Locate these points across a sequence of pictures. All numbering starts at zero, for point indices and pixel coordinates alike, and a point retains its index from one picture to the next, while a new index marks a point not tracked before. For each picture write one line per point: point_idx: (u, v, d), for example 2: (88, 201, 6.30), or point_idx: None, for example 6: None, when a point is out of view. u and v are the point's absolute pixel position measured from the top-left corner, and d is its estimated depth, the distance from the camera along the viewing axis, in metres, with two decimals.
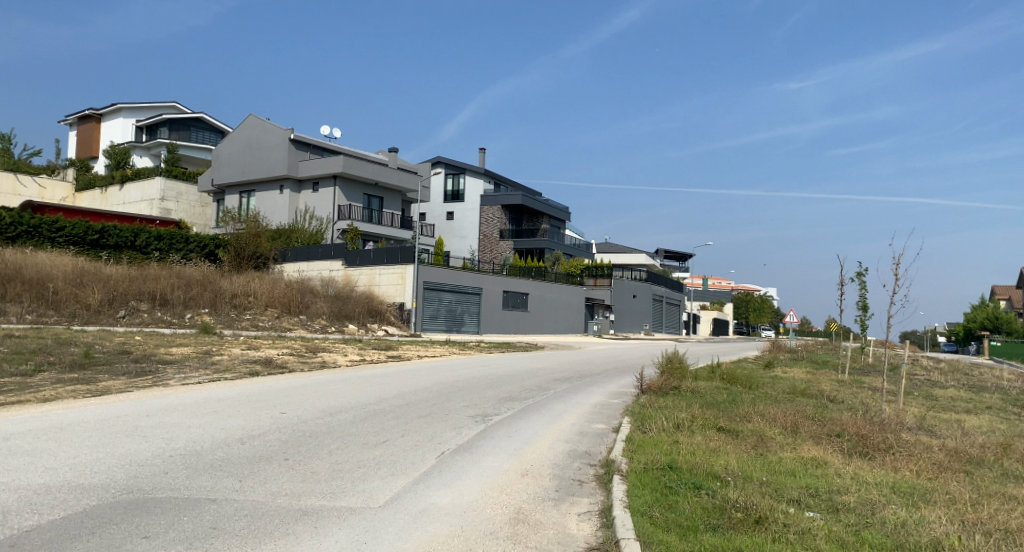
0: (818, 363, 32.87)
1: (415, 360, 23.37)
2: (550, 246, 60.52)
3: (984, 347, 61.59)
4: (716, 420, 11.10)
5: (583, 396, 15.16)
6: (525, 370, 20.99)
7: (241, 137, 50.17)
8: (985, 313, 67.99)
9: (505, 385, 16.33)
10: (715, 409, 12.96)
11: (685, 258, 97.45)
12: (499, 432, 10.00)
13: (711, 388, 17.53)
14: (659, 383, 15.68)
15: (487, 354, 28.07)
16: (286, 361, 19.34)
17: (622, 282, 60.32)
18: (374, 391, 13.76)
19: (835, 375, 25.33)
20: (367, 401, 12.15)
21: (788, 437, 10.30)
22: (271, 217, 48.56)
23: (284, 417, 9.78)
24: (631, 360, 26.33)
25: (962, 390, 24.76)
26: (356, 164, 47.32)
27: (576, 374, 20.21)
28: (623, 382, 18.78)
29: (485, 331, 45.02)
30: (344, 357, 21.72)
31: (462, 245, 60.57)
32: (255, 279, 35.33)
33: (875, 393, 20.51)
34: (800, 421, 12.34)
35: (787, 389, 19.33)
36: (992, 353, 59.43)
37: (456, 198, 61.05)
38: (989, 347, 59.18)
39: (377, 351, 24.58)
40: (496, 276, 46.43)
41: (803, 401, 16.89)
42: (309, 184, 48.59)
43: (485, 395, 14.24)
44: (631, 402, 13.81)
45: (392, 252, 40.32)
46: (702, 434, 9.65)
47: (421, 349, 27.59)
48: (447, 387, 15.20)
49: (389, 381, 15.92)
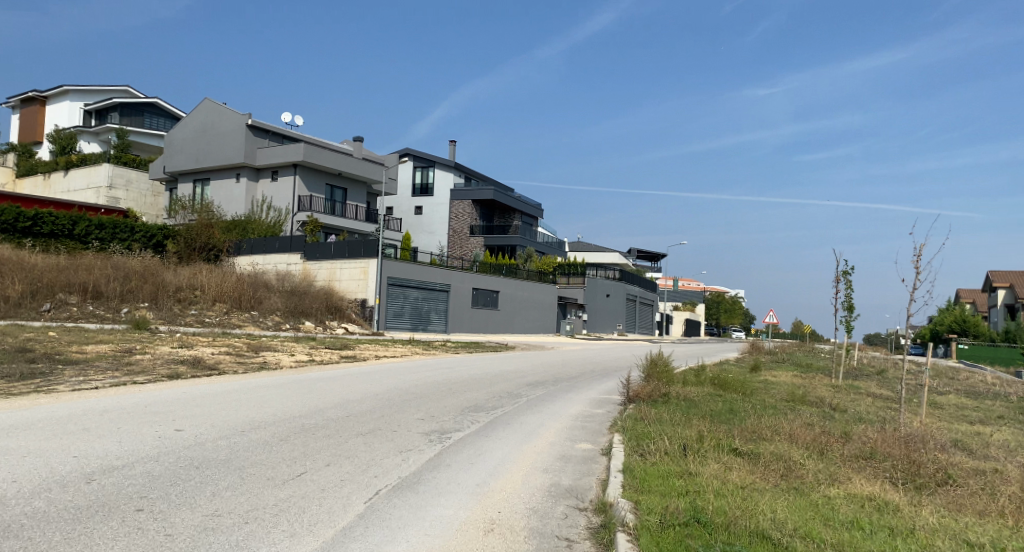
0: (802, 366, 31.19)
1: (372, 361, 20.98)
2: (522, 242, 58.39)
3: (953, 350, 60.72)
4: (729, 440, 8.99)
5: (561, 406, 12.92)
6: (494, 373, 18.69)
7: (195, 122, 47.22)
8: (953, 316, 67.18)
9: (470, 392, 14.04)
10: (718, 423, 10.88)
11: (657, 258, 96.03)
12: (459, 457, 7.73)
13: (704, 395, 15.43)
14: (648, 390, 13.62)
15: (452, 354, 25.80)
16: (220, 361, 16.82)
17: (596, 280, 58.45)
18: (310, 399, 11.38)
19: (829, 380, 23.48)
20: (298, 413, 9.81)
21: (824, 465, 8.23)
22: (227, 207, 45.80)
23: (175, 438, 7.41)
24: (609, 362, 24.26)
25: (960, 396, 23.15)
26: (318, 152, 44.71)
27: (551, 378, 18.01)
28: (604, 386, 16.67)
29: (453, 330, 42.76)
30: (290, 357, 19.30)
31: (431, 240, 58.14)
32: (202, 271, 32.70)
33: (878, 402, 18.66)
34: (823, 437, 10.35)
35: (785, 396, 17.40)
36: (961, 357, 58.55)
37: (424, 191, 58.59)
38: (959, 350, 58.29)
39: (329, 351, 22.11)
40: (466, 273, 44.17)
41: (810, 412, 14.85)
42: (267, 173, 45.85)
43: (443, 404, 11.93)
44: (619, 414, 11.69)
45: (354, 245, 37.90)
46: (721, 463, 7.53)
47: (380, 349, 25.23)
48: (400, 394, 12.89)
49: (333, 386, 13.52)
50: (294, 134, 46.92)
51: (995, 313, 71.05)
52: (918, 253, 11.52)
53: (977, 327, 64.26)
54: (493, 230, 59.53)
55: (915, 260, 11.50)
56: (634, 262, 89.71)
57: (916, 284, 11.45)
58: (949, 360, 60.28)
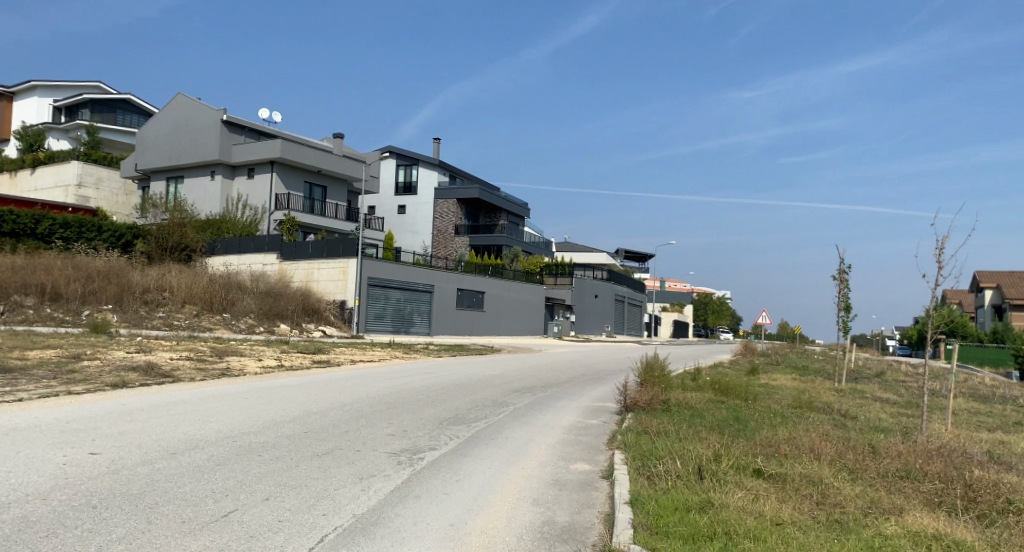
0: (799, 368, 30.06)
1: (347, 366, 19.57)
2: (507, 242, 57.35)
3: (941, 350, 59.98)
4: (749, 458, 7.75)
5: (551, 416, 11.62)
6: (478, 378, 17.38)
7: (169, 118, 45.57)
8: None
9: (451, 400, 12.74)
10: (730, 436, 9.64)
11: (644, 259, 95.12)
12: (431, 486, 6.41)
13: (707, 402, 14.18)
14: (646, 397, 12.38)
15: (434, 358, 24.41)
16: (178, 368, 15.34)
17: (583, 280, 57.29)
18: (267, 411, 10.02)
19: (830, 383, 22.36)
20: (246, 429, 8.43)
21: (862, 489, 7.01)
22: (201, 206, 44.22)
23: (81, 464, 6.04)
24: (600, 366, 23.01)
25: (968, 401, 22.08)
26: (296, 149, 43.23)
27: (541, 384, 16.71)
28: (597, 393, 15.42)
29: (436, 332, 41.38)
30: (258, 362, 17.87)
31: (414, 240, 56.56)
32: (172, 272, 31.23)
33: (887, 409, 17.50)
34: (849, 452, 9.16)
35: (790, 402, 16.23)
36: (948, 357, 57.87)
37: (408, 190, 57.20)
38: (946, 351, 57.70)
39: (301, 355, 20.63)
40: (450, 273, 42.79)
41: (822, 421, 13.66)
42: (243, 170, 44.31)
43: (418, 415, 10.62)
44: (616, 425, 10.44)
45: (333, 244, 36.49)
46: (745, 491, 6.32)
47: (358, 352, 23.78)
48: (372, 404, 11.55)
49: (299, 394, 12.20)
50: (272, 130, 45.37)
51: (980, 314, 70.48)
52: (943, 245, 10.37)
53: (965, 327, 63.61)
54: (477, 229, 58.30)
55: (940, 252, 10.35)
56: (621, 263, 88.71)
57: (943, 278, 10.29)
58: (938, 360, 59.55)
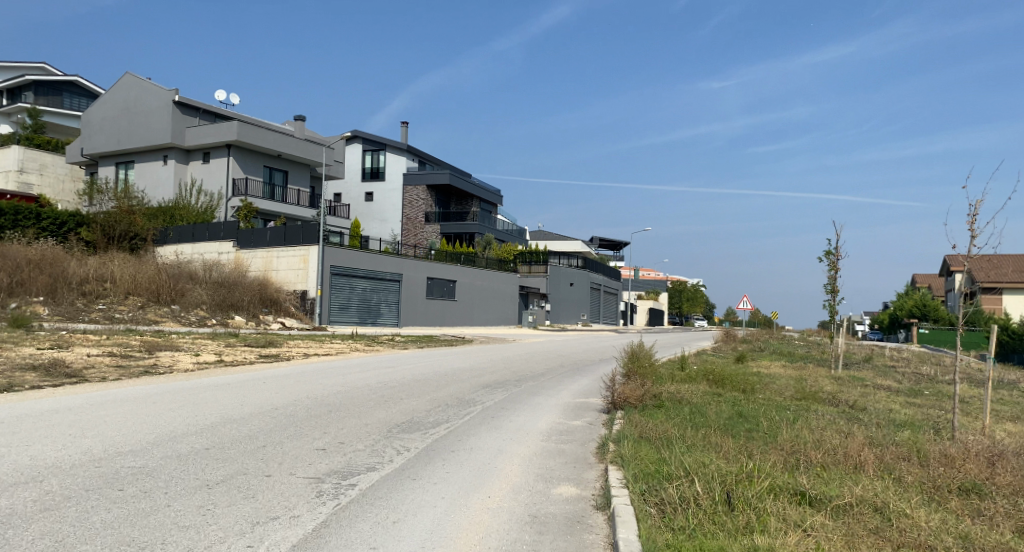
0: (787, 355, 28.55)
1: (298, 360, 17.46)
2: (480, 229, 55.32)
3: (912, 335, 58.92)
4: (785, 476, 5.92)
5: (526, 418, 9.71)
6: (442, 373, 15.38)
7: (116, 98, 42.78)
8: (912, 301, 65.34)
9: (407, 399, 10.76)
10: (745, 441, 7.85)
11: (618, 247, 93.74)
12: (357, 534, 4.49)
13: (703, 396, 12.36)
14: (637, 393, 10.57)
15: (398, 350, 22.45)
16: (93, 365, 13.29)
17: (558, 268, 55.51)
18: (168, 420, 7.97)
19: (826, 371, 20.75)
20: (126, 449, 6.40)
21: (944, 519, 5.19)
22: (152, 192, 41.64)
23: None
24: (577, 356, 21.28)
25: (971, 387, 20.57)
26: (254, 132, 40.80)
27: (515, 377, 14.78)
28: (578, 387, 13.62)
29: (405, 323, 39.32)
30: (192, 358, 15.70)
31: (382, 228, 54.48)
32: (115, 261, 28.93)
33: (895, 400, 15.83)
34: (896, 460, 7.38)
35: (791, 394, 14.54)
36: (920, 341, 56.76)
37: (375, 176, 54.88)
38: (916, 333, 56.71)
39: (246, 350, 18.56)
40: (419, 261, 40.71)
41: (836, 416, 11.92)
42: (197, 154, 41.78)
43: (361, 421, 8.65)
44: (603, 430, 8.64)
45: (292, 231, 34.31)
46: (800, 536, 4.45)
47: (313, 345, 21.78)
48: (311, 408, 9.56)
49: (223, 396, 10.13)
50: (228, 112, 42.79)
51: (951, 298, 69.70)
52: (977, 206, 8.74)
53: (936, 310, 62.15)
54: (449, 217, 56.21)
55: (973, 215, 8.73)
56: (596, 250, 87.05)
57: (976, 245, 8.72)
58: (909, 343, 58.56)
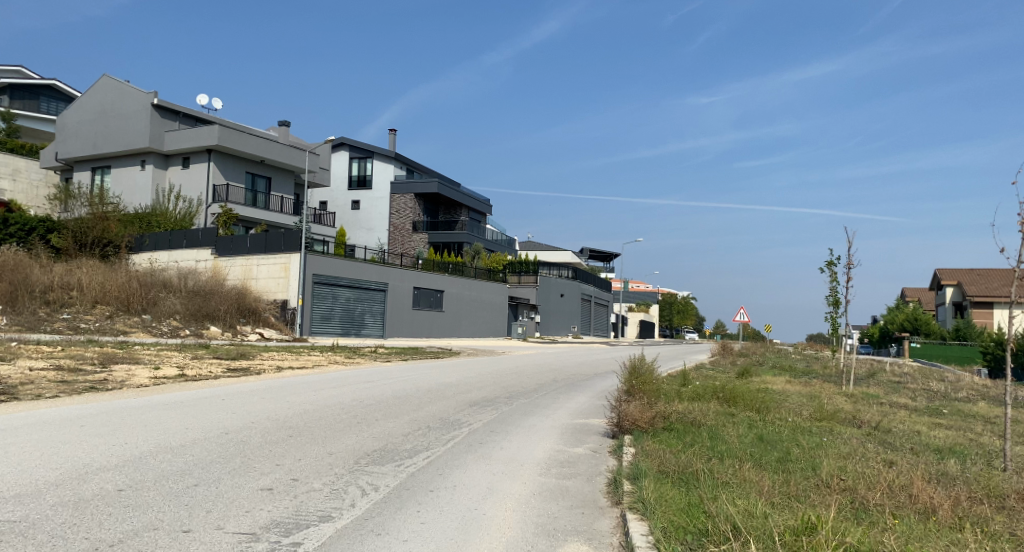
0: (788, 370, 27.38)
1: (270, 374, 16.04)
2: (469, 238, 54.03)
3: (904, 349, 57.73)
4: (857, 531, 4.62)
5: (520, 444, 8.36)
6: (427, 389, 13.94)
7: (92, 101, 41.29)
8: (904, 315, 64.06)
9: (381, 422, 9.36)
10: (784, 478, 6.56)
11: (610, 258, 92.71)
12: None
13: (717, 418, 11.02)
14: (645, 416, 9.24)
15: (380, 363, 21.09)
16: (35, 379, 11.92)
17: (549, 279, 54.32)
18: (82, 449, 6.55)
19: (836, 387, 19.53)
20: (13, 492, 5.00)
21: None
22: (129, 197, 40.15)
23: None
24: (570, 370, 19.99)
25: (986, 404, 19.45)
26: (236, 136, 39.39)
27: (506, 395, 13.46)
28: (576, 406, 12.30)
29: (391, 334, 37.89)
30: (148, 372, 14.17)
31: (369, 237, 53.22)
32: (84, 268, 27.45)
33: (918, 420, 14.58)
34: (973, 505, 6.08)
35: (808, 413, 13.28)
36: (912, 356, 55.45)
37: (362, 184, 53.58)
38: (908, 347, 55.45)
39: (215, 362, 17.16)
40: (406, 271, 39.36)
41: (865, 441, 10.64)
42: (177, 159, 40.33)
43: (324, 450, 7.26)
44: (610, 462, 7.34)
45: (273, 238, 32.93)
46: None
47: (289, 357, 20.39)
48: (267, 433, 8.15)
49: (165, 418, 8.69)
50: (209, 116, 41.34)
51: (942, 311, 68.63)
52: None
53: (927, 324, 60.93)
54: (437, 226, 54.90)
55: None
56: (586, 262, 85.93)
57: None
58: (901, 358, 57.29)
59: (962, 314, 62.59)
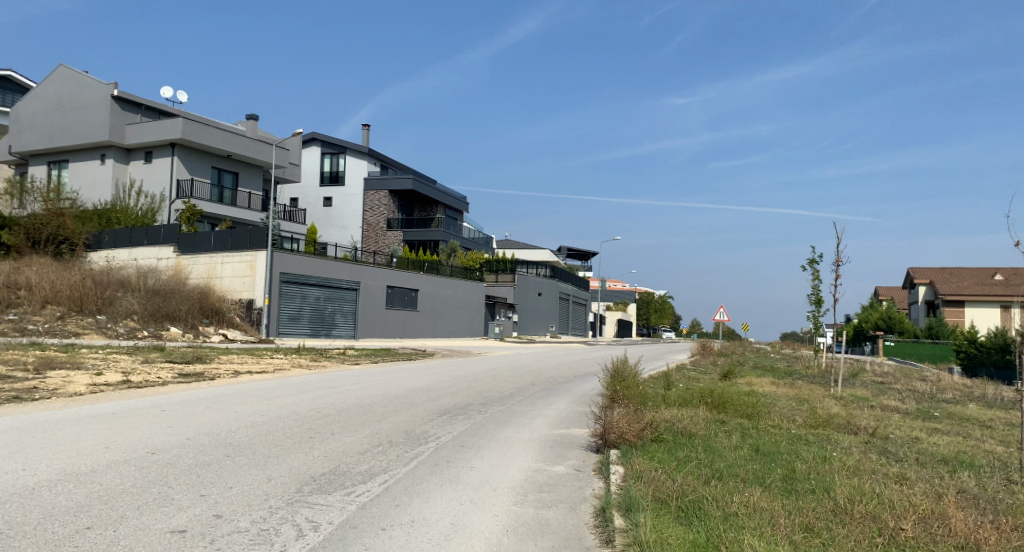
0: (770, 371, 26.69)
1: (227, 380, 14.89)
2: (444, 236, 52.88)
3: (878, 348, 57.49)
4: None
5: (492, 462, 7.35)
6: (394, 395, 12.89)
7: (48, 93, 39.56)
8: (878, 314, 63.83)
9: (337, 437, 8.31)
10: (800, 507, 5.61)
11: (587, 257, 91.99)
12: None
13: (709, 427, 10.17)
14: (632, 429, 8.30)
15: (348, 365, 19.99)
16: None
17: (525, 278, 53.37)
18: None
19: (824, 389, 18.78)
20: None
21: None
22: (88, 193, 38.54)
23: None
24: (549, 372, 19.07)
25: (977, 406, 18.78)
26: (201, 130, 37.92)
27: (481, 401, 12.48)
28: (555, 413, 11.32)
29: (362, 335, 36.68)
30: (88, 378, 12.95)
31: (342, 235, 51.90)
32: (34, 267, 26.00)
33: (914, 425, 13.82)
34: (1020, 536, 5.18)
35: (801, 419, 12.44)
36: (886, 354, 55.12)
37: (334, 180, 52.22)
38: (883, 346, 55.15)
39: (167, 367, 15.96)
40: (379, 269, 38.16)
41: (867, 452, 9.81)
42: (138, 153, 38.77)
43: (262, 475, 6.21)
44: (595, 487, 6.39)
45: (238, 235, 31.59)
46: None
47: (250, 359, 19.21)
48: (199, 452, 7.06)
49: (84, 435, 7.56)
50: (173, 109, 39.81)
51: (915, 310, 68.63)
52: None
53: (901, 323, 60.76)
54: (412, 224, 53.70)
55: None
56: (564, 260, 85.05)
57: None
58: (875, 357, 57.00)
59: (935, 313, 62.59)
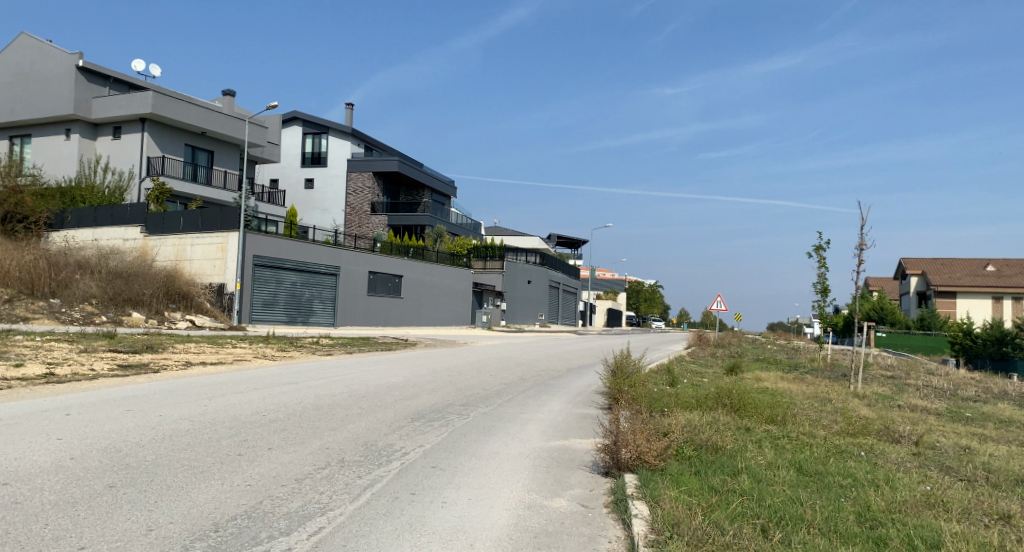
0: (773, 363, 25.08)
1: (173, 373, 12.97)
2: (431, 221, 50.97)
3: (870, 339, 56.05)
4: None
5: (474, 494, 5.56)
6: (364, 393, 11.07)
7: (10, 62, 37.20)
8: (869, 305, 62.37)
9: (275, 455, 6.50)
10: None
11: (577, 244, 90.21)
12: None
13: (737, 437, 8.45)
14: (653, 447, 6.52)
15: (317, 355, 18.13)
16: None
17: (514, 265, 51.56)
18: None
19: (840, 386, 17.17)
20: None
21: None
22: (52, 169, 36.40)
23: None
24: (541, 364, 17.36)
25: (1005, 406, 17.17)
26: (172, 104, 35.74)
27: (463, 401, 10.69)
28: (551, 418, 9.52)
29: (342, 323, 34.83)
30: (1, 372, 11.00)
31: (324, 218, 49.88)
32: None
33: (954, 430, 12.16)
34: None
35: (834, 426, 10.69)
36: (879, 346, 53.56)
37: (316, 161, 50.09)
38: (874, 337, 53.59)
39: (106, 357, 14.01)
40: (361, 253, 36.24)
41: (927, 470, 8.12)
42: (106, 128, 36.60)
43: (146, 524, 4.37)
44: (616, 538, 4.63)
45: (209, 215, 29.57)
46: None
47: (208, 348, 17.27)
48: (76, 481, 5.20)
49: None
50: (143, 82, 37.55)
51: (907, 301, 67.26)
52: None
53: (893, 313, 59.31)
54: (398, 207, 51.70)
55: None
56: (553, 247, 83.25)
57: None
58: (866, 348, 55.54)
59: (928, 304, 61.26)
